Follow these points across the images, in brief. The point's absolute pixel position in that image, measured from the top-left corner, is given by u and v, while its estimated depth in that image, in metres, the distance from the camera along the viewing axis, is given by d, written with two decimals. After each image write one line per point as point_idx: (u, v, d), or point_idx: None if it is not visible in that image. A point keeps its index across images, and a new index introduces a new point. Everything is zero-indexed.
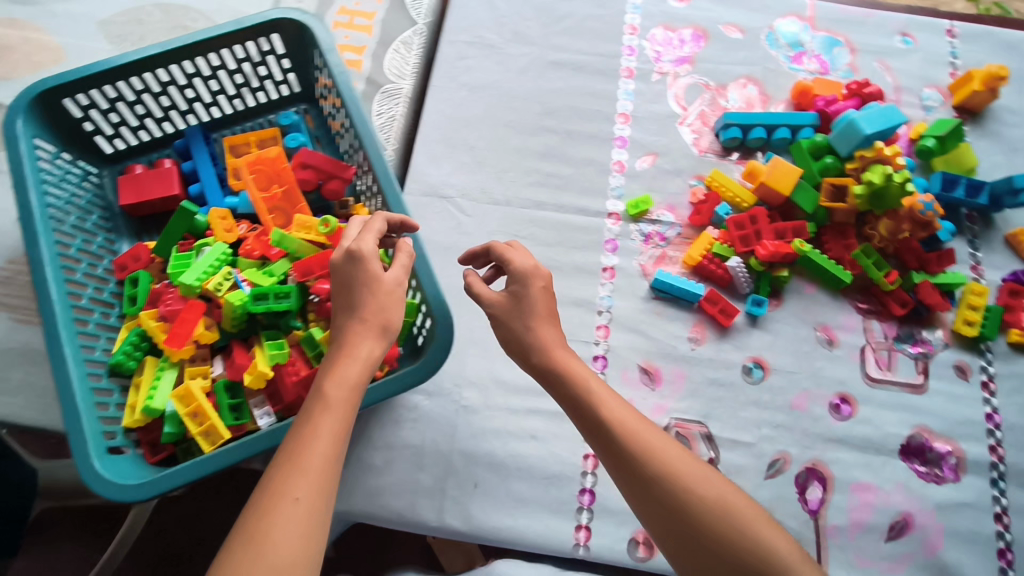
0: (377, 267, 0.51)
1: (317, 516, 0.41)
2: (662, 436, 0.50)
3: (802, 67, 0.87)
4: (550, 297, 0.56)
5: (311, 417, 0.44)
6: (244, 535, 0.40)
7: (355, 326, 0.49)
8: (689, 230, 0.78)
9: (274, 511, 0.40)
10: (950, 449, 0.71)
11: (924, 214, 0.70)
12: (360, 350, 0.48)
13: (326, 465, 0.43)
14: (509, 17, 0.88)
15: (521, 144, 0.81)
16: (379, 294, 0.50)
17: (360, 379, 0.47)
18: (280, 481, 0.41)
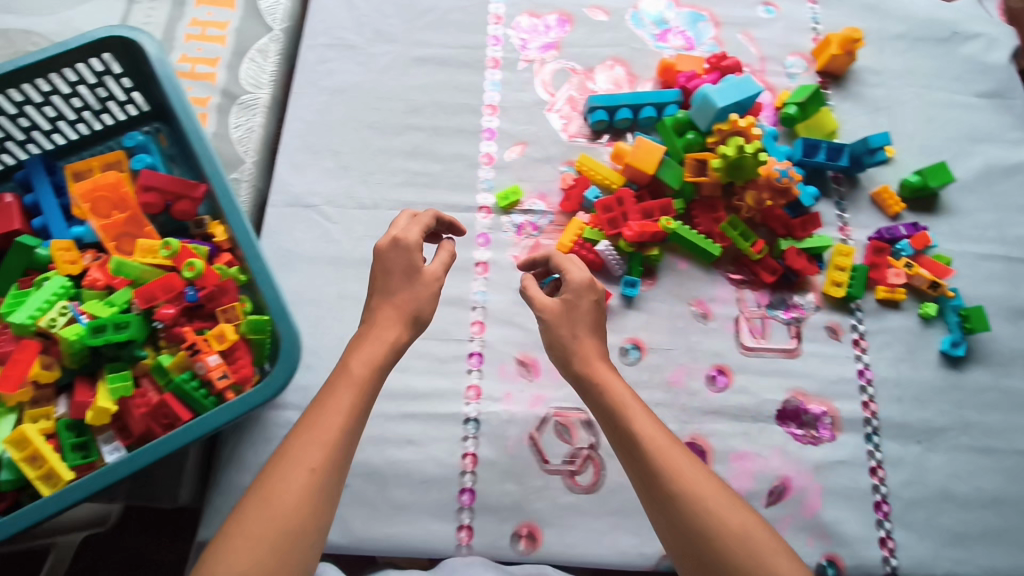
0: (421, 260, 0.58)
1: (325, 483, 0.47)
2: (680, 448, 0.52)
3: (667, 45, 0.87)
4: (599, 310, 0.60)
5: (346, 393, 0.51)
6: (259, 494, 0.46)
7: (395, 312, 0.56)
8: (562, 217, 0.78)
9: (287, 477, 0.46)
10: (825, 409, 0.73)
11: (781, 181, 0.72)
12: (392, 335, 0.55)
13: (345, 441, 0.49)
14: (369, 16, 0.86)
15: (387, 145, 0.80)
16: (419, 287, 0.57)
17: (387, 360, 0.54)
18: (296, 449, 0.48)
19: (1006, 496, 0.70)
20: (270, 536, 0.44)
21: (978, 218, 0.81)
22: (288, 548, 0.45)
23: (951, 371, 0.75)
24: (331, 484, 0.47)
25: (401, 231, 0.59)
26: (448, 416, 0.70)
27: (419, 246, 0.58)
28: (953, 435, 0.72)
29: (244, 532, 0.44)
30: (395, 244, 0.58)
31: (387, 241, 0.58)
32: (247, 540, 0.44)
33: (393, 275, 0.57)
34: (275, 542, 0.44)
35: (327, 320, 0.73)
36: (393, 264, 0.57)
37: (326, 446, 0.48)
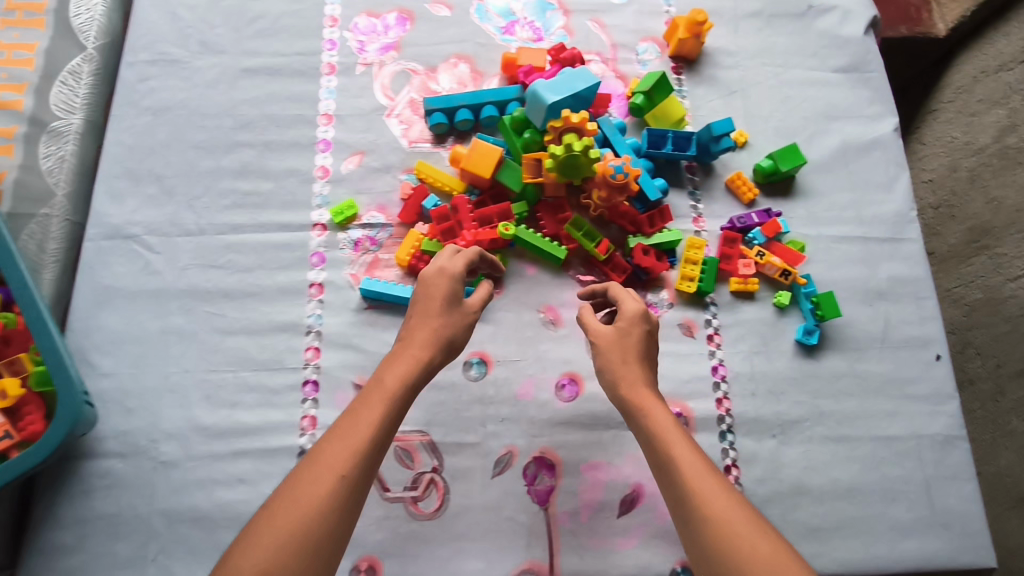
0: (457, 288, 0.63)
1: (345, 497, 0.48)
2: (713, 471, 0.53)
3: (514, 37, 0.83)
4: (650, 342, 0.64)
5: (382, 404, 0.54)
6: (284, 500, 0.47)
7: (426, 338, 0.60)
8: (401, 229, 0.74)
9: (312, 485, 0.48)
10: (679, 410, 0.71)
11: (617, 178, 0.69)
12: (425, 357, 0.59)
13: (370, 460, 0.51)
14: (194, 26, 0.81)
15: (214, 165, 0.75)
16: (450, 313, 0.62)
17: (414, 383, 0.57)
18: (324, 457, 0.50)
19: (861, 484, 0.70)
20: (284, 542, 0.45)
21: (835, 198, 0.80)
22: (301, 561, 0.45)
23: (805, 360, 0.74)
24: (350, 500, 0.48)
25: (445, 259, 0.64)
26: (282, 450, 0.67)
27: (461, 277, 0.63)
28: (807, 426, 0.72)
29: (263, 536, 0.45)
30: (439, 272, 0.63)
31: (435, 267, 0.64)
32: (263, 546, 0.45)
33: (432, 297, 0.62)
34: (289, 550, 0.45)
35: (149, 359, 0.69)
36: (436, 289, 0.62)
37: (355, 460, 0.50)
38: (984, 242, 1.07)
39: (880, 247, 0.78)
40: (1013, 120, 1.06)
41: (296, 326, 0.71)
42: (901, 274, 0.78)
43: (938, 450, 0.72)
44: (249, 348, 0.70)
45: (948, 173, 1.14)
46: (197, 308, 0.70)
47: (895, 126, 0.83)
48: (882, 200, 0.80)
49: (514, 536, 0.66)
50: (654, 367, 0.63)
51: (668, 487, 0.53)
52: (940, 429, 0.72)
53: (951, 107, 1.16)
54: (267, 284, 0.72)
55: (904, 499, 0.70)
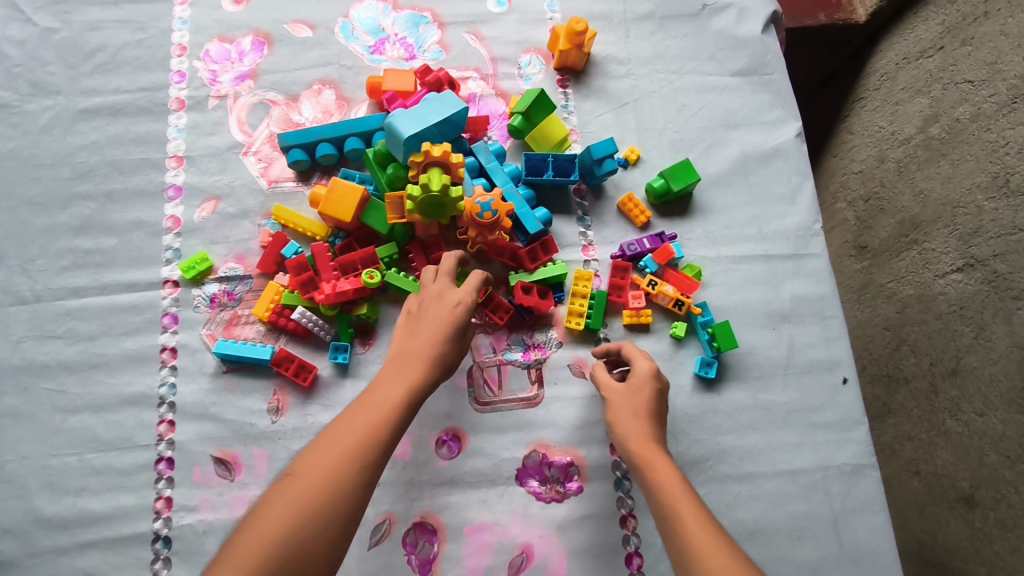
0: (462, 309, 0.60)
1: (332, 512, 0.45)
2: (719, 535, 0.48)
3: (384, 57, 0.77)
4: (662, 403, 0.60)
5: (382, 418, 0.51)
6: (265, 510, 0.45)
7: (428, 354, 0.57)
8: (261, 280, 0.68)
9: (296, 495, 0.45)
10: (571, 459, 0.66)
11: (483, 216, 0.64)
12: (428, 377, 0.56)
13: (364, 475, 0.47)
14: (24, 64, 0.73)
15: (50, 222, 0.68)
16: (452, 328, 0.59)
17: (413, 400, 0.54)
18: (312, 466, 0.47)
19: (766, 524, 0.66)
20: (260, 559, 0.42)
21: (735, 214, 0.75)
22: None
23: (706, 394, 0.69)
24: (339, 515, 0.45)
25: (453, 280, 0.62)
26: (133, 538, 0.60)
27: (468, 299, 0.61)
28: (709, 466, 0.67)
29: (239, 550, 0.43)
30: (445, 292, 0.61)
31: (443, 287, 0.62)
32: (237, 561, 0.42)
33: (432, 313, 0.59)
34: (264, 565, 0.42)
35: None
36: (437, 308, 0.60)
37: (347, 472, 0.47)
38: (914, 236, 0.98)
39: (783, 264, 0.74)
40: (936, 109, 0.97)
41: (146, 397, 0.64)
42: (804, 293, 0.73)
43: (846, 481, 0.67)
44: (94, 427, 0.63)
45: (876, 165, 1.06)
46: (35, 386, 0.64)
47: (797, 131, 0.79)
48: (785, 213, 0.76)
49: None
50: (660, 427, 0.59)
51: (670, 551, 0.49)
52: (847, 458, 0.68)
53: (878, 95, 1.08)
54: (112, 352, 0.65)
55: (812, 536, 0.66)
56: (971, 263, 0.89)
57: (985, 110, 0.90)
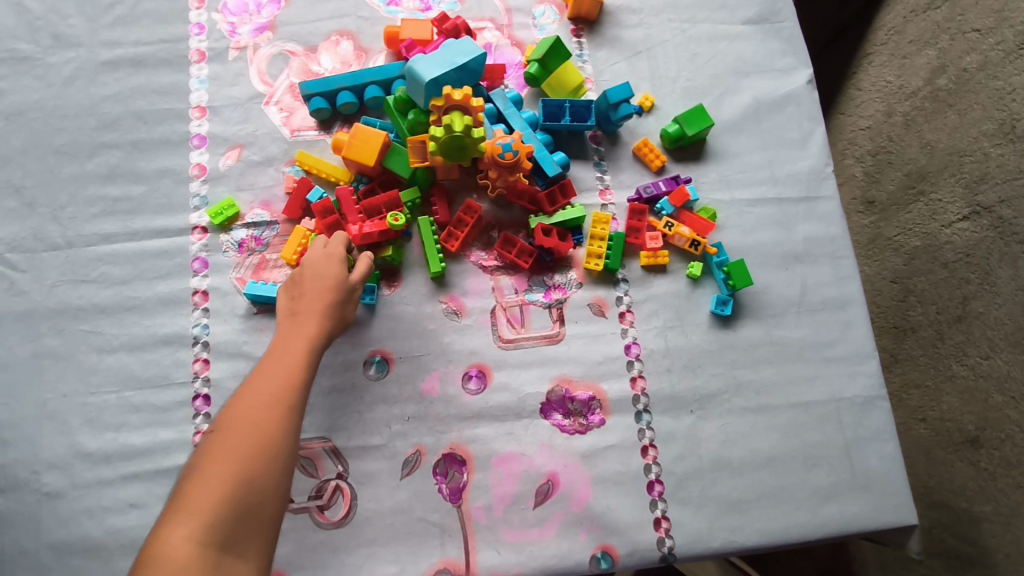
0: (342, 262, 0.63)
1: (271, 452, 0.49)
2: None
3: (400, 8, 0.78)
4: None
5: (289, 372, 0.54)
6: (204, 467, 0.47)
7: (320, 308, 0.60)
8: (287, 225, 0.70)
9: (234, 447, 0.48)
10: (593, 394, 0.68)
11: (505, 157, 0.66)
12: (323, 327, 0.59)
13: (290, 416, 0.51)
14: (46, 18, 0.75)
15: (78, 171, 0.71)
16: (339, 280, 0.62)
17: (315, 351, 0.57)
18: (236, 422, 0.49)
19: (781, 453, 0.68)
20: (214, 505, 0.45)
21: (748, 159, 0.77)
22: (237, 520, 0.45)
23: (721, 331, 0.71)
24: (280, 453, 0.49)
25: (321, 239, 0.64)
26: (175, 470, 0.62)
27: (344, 251, 0.64)
28: (726, 399, 0.69)
29: (188, 505, 0.45)
30: (317, 250, 0.63)
31: (311, 249, 0.64)
32: (189, 514, 0.44)
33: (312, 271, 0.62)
34: (219, 508, 0.45)
35: (23, 385, 0.64)
36: (314, 266, 0.62)
37: (273, 419, 0.50)
38: (921, 187, 0.97)
39: (795, 207, 0.76)
40: (943, 60, 0.99)
41: (181, 338, 0.66)
42: (817, 234, 0.75)
43: (857, 411, 0.69)
44: (131, 366, 0.65)
45: (883, 120, 1.01)
46: (71, 328, 0.66)
47: (808, 78, 0.80)
48: (797, 157, 0.77)
49: (427, 537, 0.62)
50: None
51: None
52: (859, 391, 0.70)
53: (885, 49, 1.02)
54: (146, 295, 0.67)
55: (825, 464, 0.68)
56: (978, 210, 0.93)
57: (991, 58, 0.97)
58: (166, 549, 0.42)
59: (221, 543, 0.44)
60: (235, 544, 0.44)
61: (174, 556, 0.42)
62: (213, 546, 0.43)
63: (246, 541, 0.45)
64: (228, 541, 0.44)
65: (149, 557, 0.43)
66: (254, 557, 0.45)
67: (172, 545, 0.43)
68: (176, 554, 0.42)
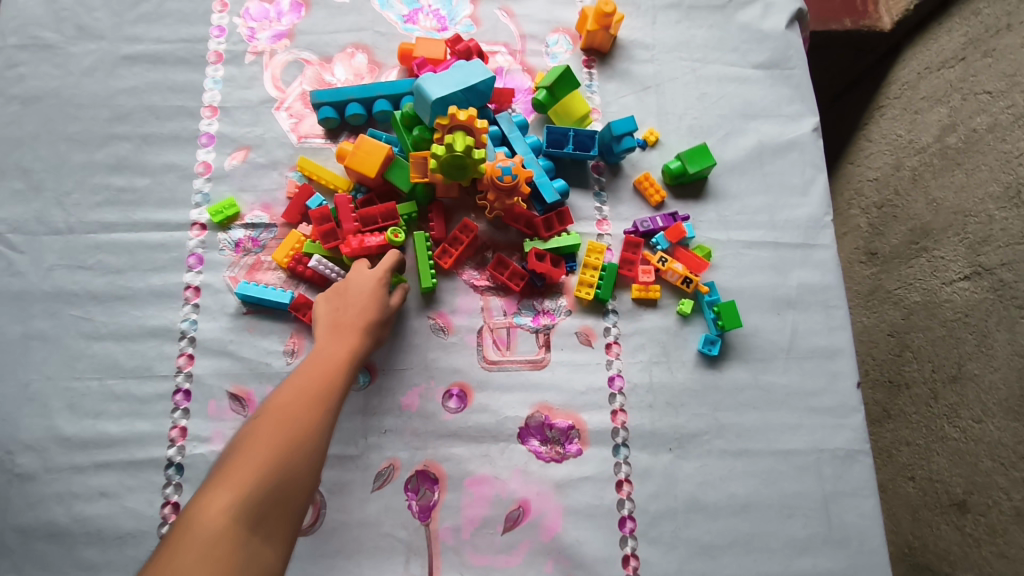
0: (382, 284, 0.64)
1: (307, 444, 0.49)
2: None
3: (417, 26, 0.81)
4: None
5: (330, 375, 0.55)
6: (245, 450, 0.48)
7: (363, 323, 0.61)
8: (285, 229, 0.71)
9: (274, 434, 0.49)
10: (572, 423, 0.67)
11: (504, 180, 0.67)
12: (365, 341, 0.60)
13: (330, 415, 0.52)
14: (73, 9, 0.78)
15: (86, 159, 0.72)
16: (381, 301, 0.63)
17: (355, 361, 0.58)
18: (280, 411, 0.51)
19: (757, 500, 0.67)
20: (253, 484, 0.45)
21: (747, 201, 0.77)
22: (272, 502, 0.45)
23: (707, 371, 0.70)
24: (316, 445, 0.50)
25: (364, 262, 0.65)
26: (148, 462, 0.62)
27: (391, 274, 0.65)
28: (706, 440, 0.68)
29: (229, 480, 0.45)
30: (360, 269, 0.65)
31: (355, 267, 0.65)
32: (229, 488, 0.45)
33: (357, 289, 0.63)
34: (257, 488, 0.45)
35: (8, 365, 0.64)
36: (357, 283, 0.64)
37: (315, 414, 0.51)
38: (924, 243, 0.97)
39: (791, 252, 0.75)
40: (955, 118, 0.96)
41: (169, 331, 0.66)
42: (810, 281, 0.75)
43: (839, 464, 0.68)
44: (117, 355, 0.65)
45: (892, 172, 1.04)
46: (63, 312, 0.66)
47: (814, 126, 0.81)
48: (796, 204, 0.77)
49: (393, 553, 0.62)
50: None
51: None
52: (841, 443, 0.69)
53: (898, 104, 1.05)
54: (139, 286, 0.68)
55: (801, 515, 0.66)
56: (979, 271, 0.89)
57: (1001, 121, 0.90)
58: (203, 518, 0.43)
59: (254, 522, 0.44)
60: (268, 525, 0.45)
61: (210, 525, 0.43)
62: (246, 523, 0.44)
63: (276, 526, 0.45)
64: (261, 521, 0.44)
65: (182, 526, 0.43)
66: (281, 543, 0.45)
67: (208, 515, 0.43)
68: (211, 524, 0.43)
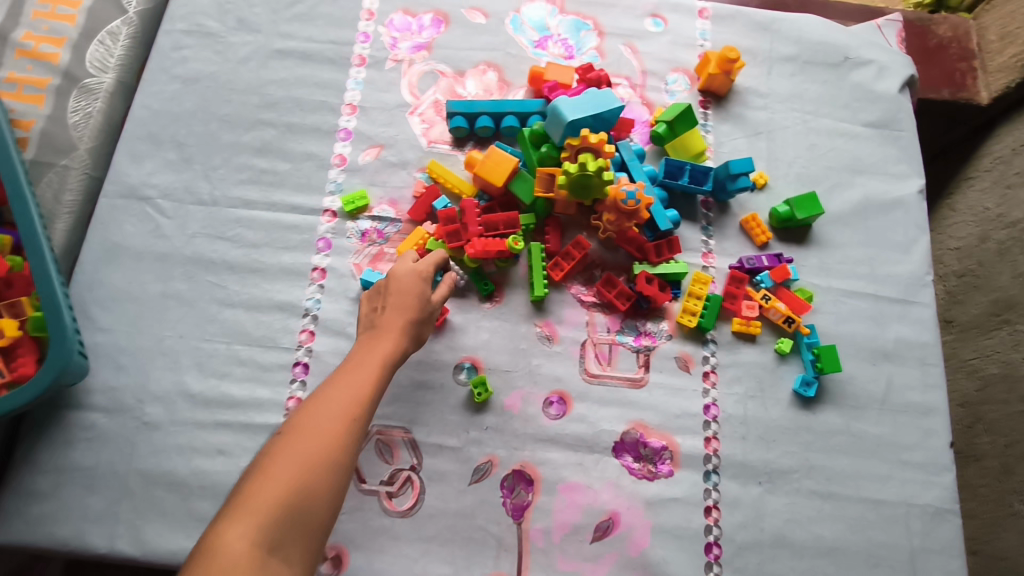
0: (425, 283, 0.65)
1: (332, 461, 0.49)
2: None
3: (545, 52, 0.86)
4: None
5: (359, 387, 0.56)
6: (267, 471, 0.47)
7: (399, 328, 0.62)
8: (409, 225, 0.75)
9: (297, 451, 0.49)
10: (666, 444, 0.69)
11: (627, 203, 0.69)
12: (399, 348, 0.61)
13: (356, 430, 0.53)
14: (236, 3, 0.84)
15: (234, 139, 0.77)
16: (422, 302, 0.64)
17: (386, 372, 0.59)
18: (305, 427, 0.51)
19: (844, 545, 0.67)
20: (273, 505, 0.45)
21: (850, 252, 0.79)
22: (291, 524, 0.45)
23: (802, 412, 0.71)
24: (340, 462, 0.50)
25: (413, 254, 0.66)
26: (265, 427, 0.66)
27: (431, 274, 0.65)
28: (796, 478, 0.69)
29: (250, 500, 0.45)
30: (405, 263, 0.66)
31: (400, 260, 0.66)
32: (249, 510, 0.45)
33: (398, 290, 0.63)
34: (277, 508, 0.45)
35: (147, 319, 0.69)
36: (399, 283, 0.64)
37: (340, 429, 0.52)
38: (1006, 316, 0.96)
39: (890, 306, 0.77)
40: None
41: (294, 307, 0.71)
42: (908, 337, 0.76)
43: (927, 521, 0.69)
44: (245, 323, 0.70)
45: (977, 244, 1.04)
46: (201, 277, 0.71)
47: (920, 188, 0.83)
48: (898, 260, 0.79)
49: (485, 546, 0.64)
50: None
51: None
52: (931, 500, 0.69)
53: (988, 176, 1.05)
54: (271, 262, 0.72)
55: (886, 566, 0.67)
56: None
57: None
58: (223, 542, 0.43)
59: (273, 545, 0.44)
60: (286, 549, 0.44)
61: (230, 550, 0.42)
62: (264, 547, 0.44)
63: (294, 550, 0.45)
64: (279, 544, 0.44)
65: (203, 548, 0.43)
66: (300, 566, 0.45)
67: (229, 540, 0.43)
68: (231, 549, 0.42)
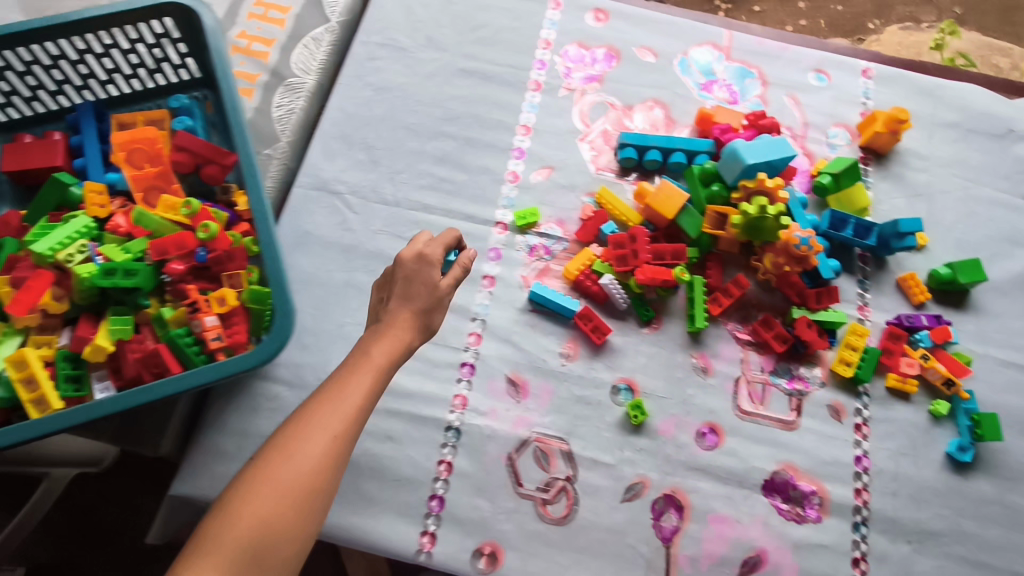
0: (432, 271, 0.57)
1: (312, 485, 0.45)
2: None
3: (711, 95, 0.89)
4: None
5: (348, 391, 0.49)
6: (238, 494, 0.44)
7: (404, 320, 0.55)
8: (575, 245, 0.79)
9: (272, 478, 0.44)
10: (815, 489, 0.70)
11: (800, 249, 0.72)
12: (406, 339, 0.54)
13: (341, 446, 0.47)
14: (426, 22, 0.91)
15: (418, 147, 0.83)
16: (429, 291, 0.56)
17: (390, 367, 0.52)
18: (280, 446, 0.46)
19: None
20: (237, 542, 0.42)
21: (1008, 322, 0.79)
22: (253, 559, 0.42)
23: (954, 476, 0.71)
24: (320, 486, 0.45)
25: (424, 236, 0.60)
26: (432, 420, 0.69)
27: (439, 258, 0.59)
28: (946, 542, 0.69)
29: (219, 534, 0.42)
30: (413, 248, 0.59)
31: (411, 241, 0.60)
32: (219, 547, 0.42)
33: (403, 280, 0.57)
34: (242, 545, 0.42)
35: (331, 305, 0.74)
36: (407, 271, 0.57)
37: (317, 445, 0.46)
38: None
39: None
40: None
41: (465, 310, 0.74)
42: None
43: None
44: None
45: None
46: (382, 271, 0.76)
47: None
48: None
49: (634, 565, 0.65)
50: None
51: None
52: None
53: None
54: None
55: None
56: None
57: None
58: None
59: None
60: None
61: None
62: None
63: None
64: None
65: None
66: None
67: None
68: None
